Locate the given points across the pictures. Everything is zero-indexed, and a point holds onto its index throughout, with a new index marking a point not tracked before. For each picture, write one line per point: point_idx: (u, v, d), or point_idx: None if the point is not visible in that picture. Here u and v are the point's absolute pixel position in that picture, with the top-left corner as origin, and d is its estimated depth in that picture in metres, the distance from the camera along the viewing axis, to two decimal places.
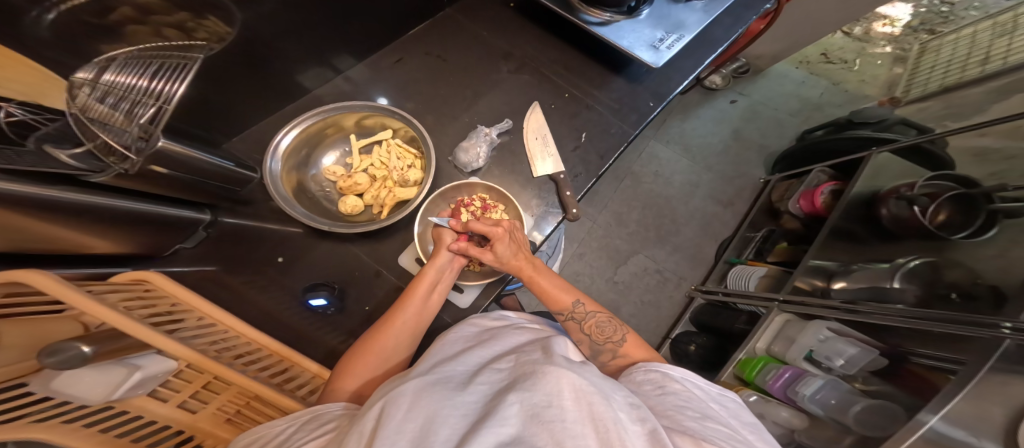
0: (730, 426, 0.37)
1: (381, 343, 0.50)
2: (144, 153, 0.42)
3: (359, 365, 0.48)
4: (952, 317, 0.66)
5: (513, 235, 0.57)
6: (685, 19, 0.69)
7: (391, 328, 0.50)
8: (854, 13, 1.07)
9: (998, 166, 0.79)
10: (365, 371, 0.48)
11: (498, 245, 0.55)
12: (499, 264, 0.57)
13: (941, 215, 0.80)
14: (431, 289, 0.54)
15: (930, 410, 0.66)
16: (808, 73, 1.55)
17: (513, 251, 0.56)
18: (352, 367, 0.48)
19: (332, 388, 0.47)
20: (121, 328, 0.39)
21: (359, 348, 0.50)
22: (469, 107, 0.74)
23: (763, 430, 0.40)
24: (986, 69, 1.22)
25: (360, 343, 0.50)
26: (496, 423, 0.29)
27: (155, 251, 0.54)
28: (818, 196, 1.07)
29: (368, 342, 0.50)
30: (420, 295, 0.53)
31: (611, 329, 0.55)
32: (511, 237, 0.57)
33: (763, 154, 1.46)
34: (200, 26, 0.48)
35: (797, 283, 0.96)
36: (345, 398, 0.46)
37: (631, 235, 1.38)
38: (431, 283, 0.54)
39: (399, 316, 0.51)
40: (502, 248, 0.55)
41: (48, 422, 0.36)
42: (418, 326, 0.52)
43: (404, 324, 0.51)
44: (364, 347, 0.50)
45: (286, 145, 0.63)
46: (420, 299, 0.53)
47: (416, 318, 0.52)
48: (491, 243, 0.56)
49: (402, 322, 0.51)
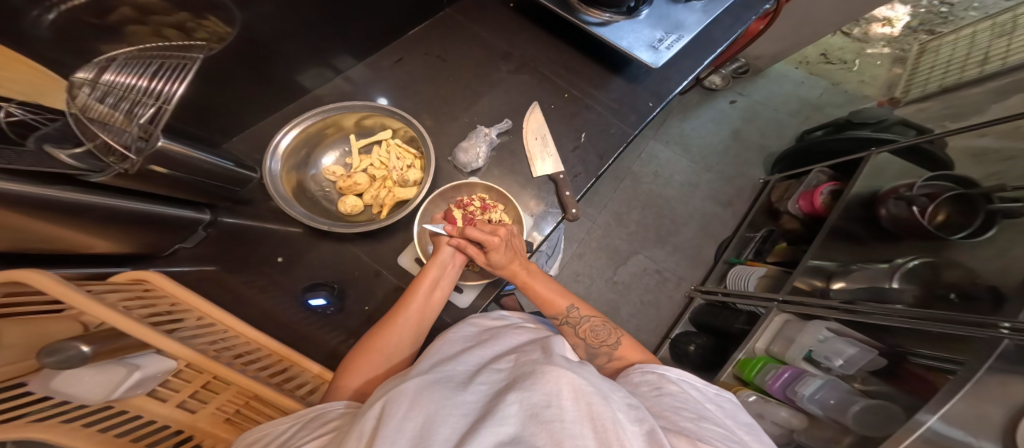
0: (726, 427, 0.37)
1: (383, 341, 0.50)
2: (144, 153, 0.42)
3: (359, 364, 0.48)
4: (950, 317, 0.66)
5: (511, 241, 0.57)
6: (685, 20, 0.69)
7: (393, 328, 0.50)
8: (854, 14, 1.08)
9: (997, 167, 0.79)
10: (367, 369, 0.48)
11: (494, 252, 0.55)
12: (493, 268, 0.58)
13: (939, 216, 0.80)
14: (434, 286, 0.55)
15: (928, 409, 0.66)
16: (808, 73, 1.55)
17: (509, 258, 0.56)
18: (355, 364, 0.48)
19: (338, 384, 0.47)
20: (121, 327, 0.38)
21: (365, 343, 0.50)
22: (469, 107, 0.74)
23: (759, 430, 0.40)
24: (986, 70, 1.22)
25: (364, 340, 0.51)
26: (496, 422, 0.29)
27: (155, 250, 0.54)
28: (818, 196, 1.07)
29: (370, 341, 0.50)
30: (424, 289, 0.53)
31: (604, 332, 0.55)
32: (508, 244, 0.57)
33: (762, 154, 1.46)
34: (200, 26, 0.48)
35: (796, 283, 0.96)
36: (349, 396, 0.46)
37: (631, 235, 1.38)
38: (433, 281, 0.54)
39: (402, 314, 0.51)
40: (498, 256, 0.55)
41: (47, 422, 0.36)
42: (421, 323, 0.52)
43: (405, 323, 0.51)
44: (366, 345, 0.49)
45: (286, 145, 0.63)
46: (426, 293, 0.54)
47: (418, 316, 0.52)
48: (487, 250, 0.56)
49: (402, 321, 0.51)
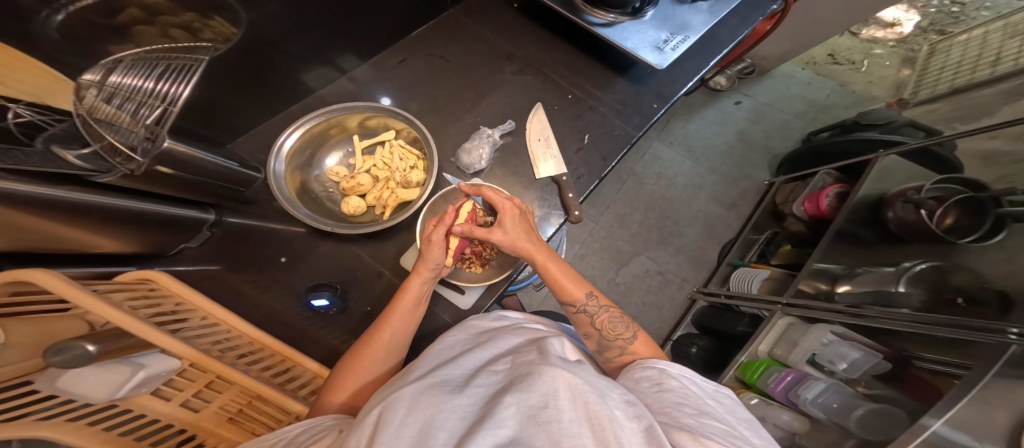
0: (726, 422, 0.37)
1: (369, 358, 0.49)
2: (150, 154, 0.42)
3: (348, 379, 0.48)
4: (957, 322, 0.65)
5: (523, 217, 0.58)
6: (691, 20, 0.68)
7: (377, 343, 0.50)
8: (864, 14, 1.06)
9: (1007, 170, 0.78)
10: (354, 385, 0.48)
11: (507, 218, 0.56)
12: (510, 243, 0.56)
13: (947, 219, 0.78)
14: (417, 302, 0.54)
15: (934, 413, 0.64)
16: (815, 74, 1.54)
17: (523, 231, 0.56)
18: (342, 381, 0.48)
19: (321, 403, 0.48)
20: (130, 330, 0.39)
21: (347, 363, 0.49)
22: (471, 108, 0.74)
23: (759, 425, 0.40)
24: (997, 72, 1.18)
25: (348, 357, 0.50)
26: (494, 425, 0.29)
27: (161, 249, 0.55)
28: (824, 198, 1.05)
29: (356, 358, 0.49)
30: (407, 307, 0.53)
31: (622, 325, 0.54)
32: (519, 216, 0.58)
33: (767, 155, 1.45)
34: (206, 26, 0.48)
35: (801, 286, 0.97)
36: (334, 411, 0.47)
37: (633, 236, 1.38)
38: (417, 297, 0.54)
39: (387, 331, 0.51)
40: (511, 224, 0.56)
41: (52, 420, 0.36)
42: (404, 337, 0.52)
43: (390, 340, 0.51)
44: (354, 361, 0.49)
45: (290, 145, 0.63)
46: (407, 312, 0.53)
47: (403, 331, 0.52)
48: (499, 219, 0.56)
49: (389, 336, 0.51)
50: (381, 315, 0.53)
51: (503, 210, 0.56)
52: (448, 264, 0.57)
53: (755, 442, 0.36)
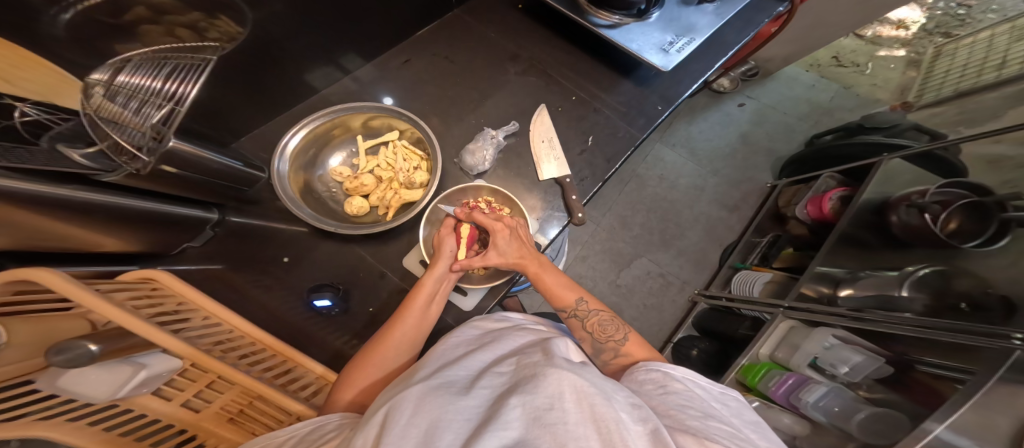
0: (732, 425, 0.37)
1: (381, 355, 0.49)
2: (155, 154, 0.42)
3: (358, 375, 0.48)
4: (955, 326, 0.65)
5: (516, 233, 0.58)
6: (697, 22, 0.68)
7: (390, 339, 0.50)
8: (868, 17, 1.05)
9: (1011, 174, 0.77)
10: (362, 381, 0.48)
11: (499, 239, 0.56)
12: (505, 263, 0.57)
13: (951, 224, 0.77)
14: (430, 300, 0.55)
15: (935, 418, 0.64)
16: (819, 76, 1.54)
17: (517, 246, 0.57)
18: (353, 376, 0.48)
19: (332, 401, 0.48)
20: (121, 323, 0.39)
21: (359, 359, 0.50)
22: (475, 109, 0.74)
23: (765, 429, 0.40)
24: (1002, 74, 1.18)
25: (357, 358, 0.50)
26: (500, 427, 0.29)
27: (164, 249, 0.55)
28: (826, 202, 1.04)
29: (366, 356, 0.50)
30: (420, 305, 0.53)
31: (613, 327, 0.54)
32: (513, 234, 0.58)
33: (771, 158, 1.44)
34: (212, 26, 0.48)
35: (803, 289, 0.96)
36: (343, 408, 0.47)
37: (635, 238, 1.38)
38: (430, 294, 0.54)
39: (398, 329, 0.51)
40: (505, 242, 0.56)
41: (51, 420, 0.36)
42: (417, 336, 0.52)
43: (402, 336, 0.51)
44: (364, 357, 0.50)
45: (293, 146, 0.63)
46: (419, 310, 0.53)
47: (416, 327, 0.52)
48: (493, 239, 0.57)
49: (401, 333, 0.51)
50: (394, 312, 0.53)
51: (494, 230, 0.56)
52: (461, 257, 0.58)
53: (760, 445, 0.36)
